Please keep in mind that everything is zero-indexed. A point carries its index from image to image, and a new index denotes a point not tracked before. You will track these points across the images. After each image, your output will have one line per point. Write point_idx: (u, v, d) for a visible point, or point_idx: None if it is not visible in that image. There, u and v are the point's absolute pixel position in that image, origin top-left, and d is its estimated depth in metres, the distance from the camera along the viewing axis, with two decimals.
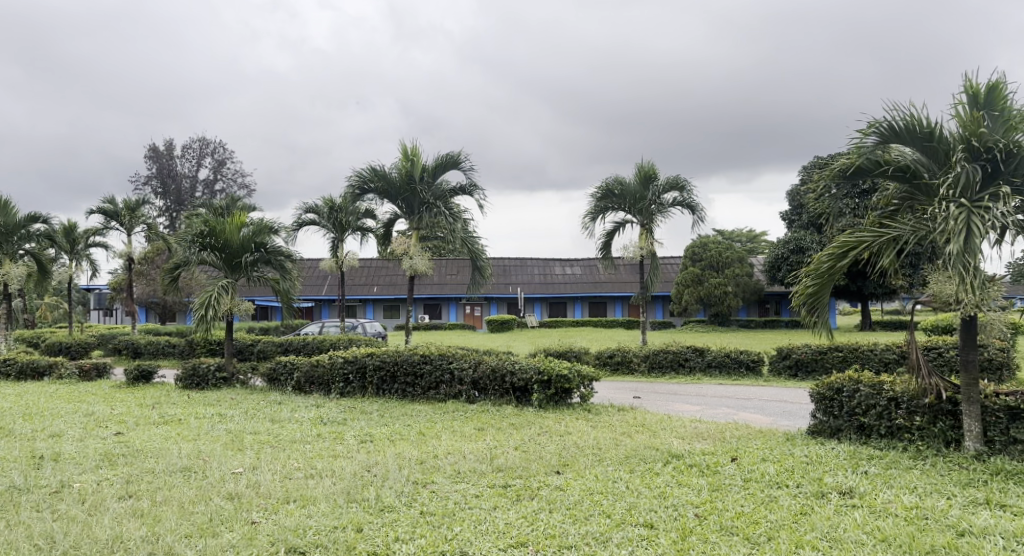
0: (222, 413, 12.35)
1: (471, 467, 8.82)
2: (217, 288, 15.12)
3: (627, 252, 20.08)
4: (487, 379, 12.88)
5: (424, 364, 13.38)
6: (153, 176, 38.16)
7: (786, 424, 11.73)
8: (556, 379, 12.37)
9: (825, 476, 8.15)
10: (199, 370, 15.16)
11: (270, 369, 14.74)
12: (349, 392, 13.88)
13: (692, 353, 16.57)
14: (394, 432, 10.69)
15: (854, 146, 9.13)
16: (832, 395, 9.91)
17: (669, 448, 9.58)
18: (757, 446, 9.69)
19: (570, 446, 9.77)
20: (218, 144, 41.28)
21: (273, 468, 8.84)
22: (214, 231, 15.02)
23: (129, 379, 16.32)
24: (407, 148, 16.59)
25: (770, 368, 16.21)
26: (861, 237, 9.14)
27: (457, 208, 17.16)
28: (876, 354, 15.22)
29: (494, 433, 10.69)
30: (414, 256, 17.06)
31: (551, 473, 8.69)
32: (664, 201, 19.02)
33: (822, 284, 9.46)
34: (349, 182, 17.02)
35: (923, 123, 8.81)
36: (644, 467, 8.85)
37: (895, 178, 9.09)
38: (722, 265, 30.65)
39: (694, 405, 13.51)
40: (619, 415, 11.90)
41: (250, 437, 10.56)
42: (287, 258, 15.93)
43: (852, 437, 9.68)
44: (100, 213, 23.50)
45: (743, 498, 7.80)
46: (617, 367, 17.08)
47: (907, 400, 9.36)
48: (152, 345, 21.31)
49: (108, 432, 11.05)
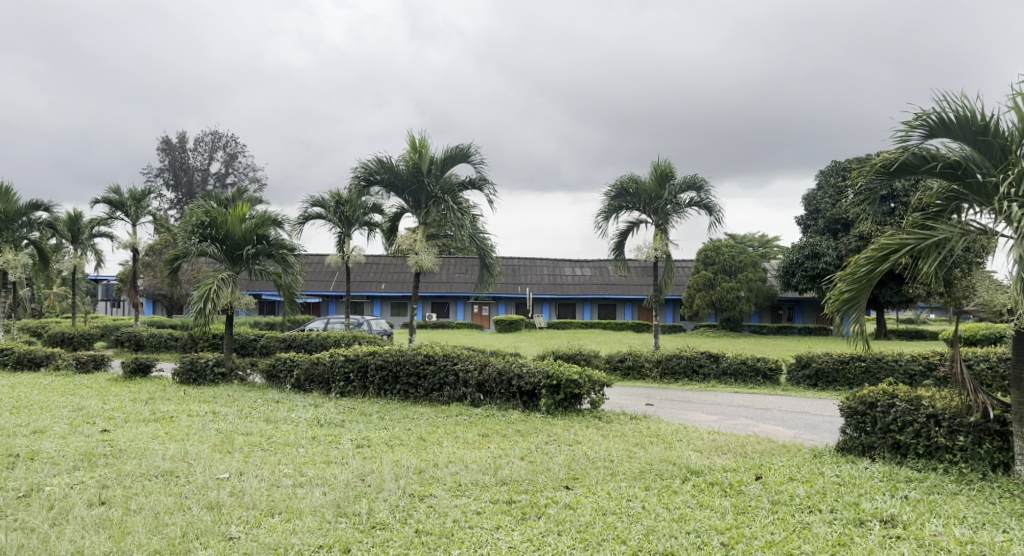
0: (216, 412, 11.69)
1: (472, 479, 8.13)
2: (216, 281, 14.46)
3: (641, 253, 19.39)
4: (493, 382, 12.20)
5: (428, 365, 12.73)
6: (165, 168, 37.65)
7: (811, 439, 10.99)
8: (565, 384, 11.68)
9: (862, 501, 7.46)
10: (196, 365, 14.51)
11: (269, 366, 14.09)
12: (350, 392, 13.20)
13: (707, 359, 15.82)
14: (394, 437, 10.02)
15: (898, 140, 8.48)
16: (864, 410, 9.21)
17: (688, 463, 8.87)
18: (783, 464, 8.97)
19: (581, 456, 9.09)
20: (231, 137, 40.74)
21: (261, 473, 8.19)
22: (215, 221, 14.36)
23: (126, 372, 15.67)
24: (415, 139, 15.92)
25: (788, 377, 15.45)
26: (904, 240, 8.46)
27: (467, 202, 16.46)
28: (901, 365, 14.41)
29: (499, 440, 10.00)
30: (420, 252, 16.41)
31: (560, 489, 7.97)
32: (681, 201, 18.27)
33: (859, 290, 8.73)
34: (354, 172, 16.33)
35: (977, 115, 8.16)
36: (660, 486, 8.12)
37: (944, 175, 8.41)
38: (735, 269, 29.91)
39: (710, 415, 12.79)
40: (631, 424, 11.19)
41: (240, 438, 9.89)
42: (290, 251, 15.30)
43: (886, 456, 8.99)
44: (104, 202, 22.87)
45: (773, 524, 7.09)
46: (628, 372, 16.37)
47: (948, 418, 8.67)
48: (153, 338, 20.69)
49: (94, 429, 10.39)
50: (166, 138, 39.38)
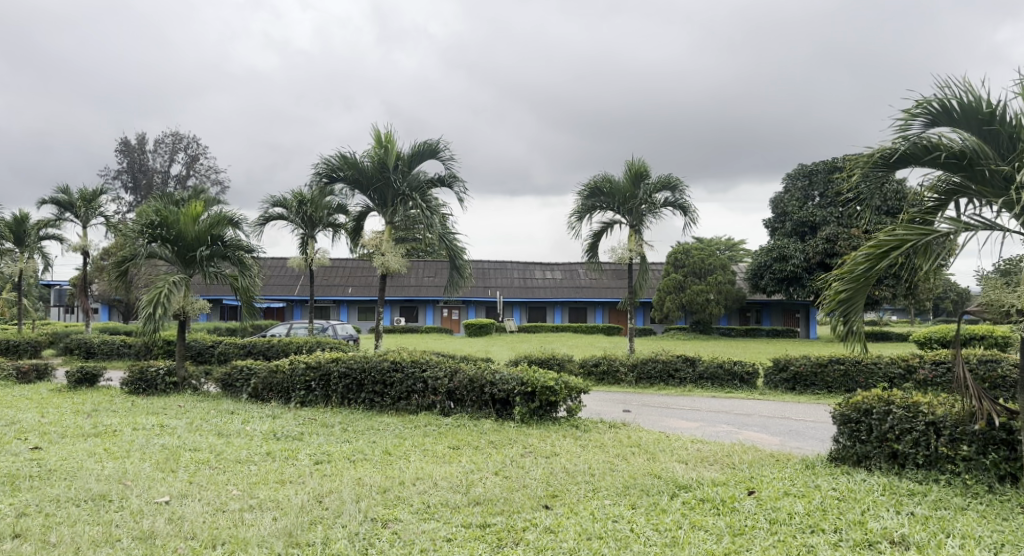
0: (165, 425, 10.82)
1: (443, 499, 7.42)
2: (167, 285, 13.56)
3: (614, 254, 18.77)
4: (464, 390, 11.47)
5: (395, 372, 11.97)
6: (123, 170, 36.43)
7: (799, 447, 10.39)
8: (540, 391, 11.00)
9: (867, 519, 6.99)
10: (146, 374, 13.58)
11: (223, 375, 13.19)
12: (312, 402, 12.38)
13: (683, 363, 15.23)
14: (356, 451, 9.26)
15: (897, 129, 7.98)
16: (859, 417, 8.60)
17: (674, 476, 8.19)
18: (775, 476, 8.32)
19: (559, 470, 8.39)
20: (192, 138, 39.59)
21: (206, 496, 7.40)
22: (166, 221, 13.47)
23: (72, 382, 14.71)
24: (380, 134, 15.14)
25: (766, 381, 14.84)
26: (904, 236, 7.92)
27: (435, 201, 15.71)
28: (881, 368, 13.89)
29: (471, 453, 9.27)
30: (386, 253, 15.63)
31: (539, 509, 7.29)
32: (656, 200, 17.65)
33: (856, 290, 8.15)
34: (316, 169, 15.51)
35: (983, 101, 7.69)
36: (647, 503, 7.46)
37: (947, 166, 7.88)
38: (705, 272, 29.36)
39: (690, 421, 12.15)
40: (610, 433, 10.52)
41: (187, 455, 9.05)
42: (247, 252, 14.40)
43: (882, 466, 8.39)
44: (53, 203, 21.75)
45: (774, 548, 6.67)
46: (602, 377, 15.70)
47: (951, 426, 8.08)
48: (105, 345, 19.66)
49: (25, 447, 9.47)
50: (123, 139, 38.17)
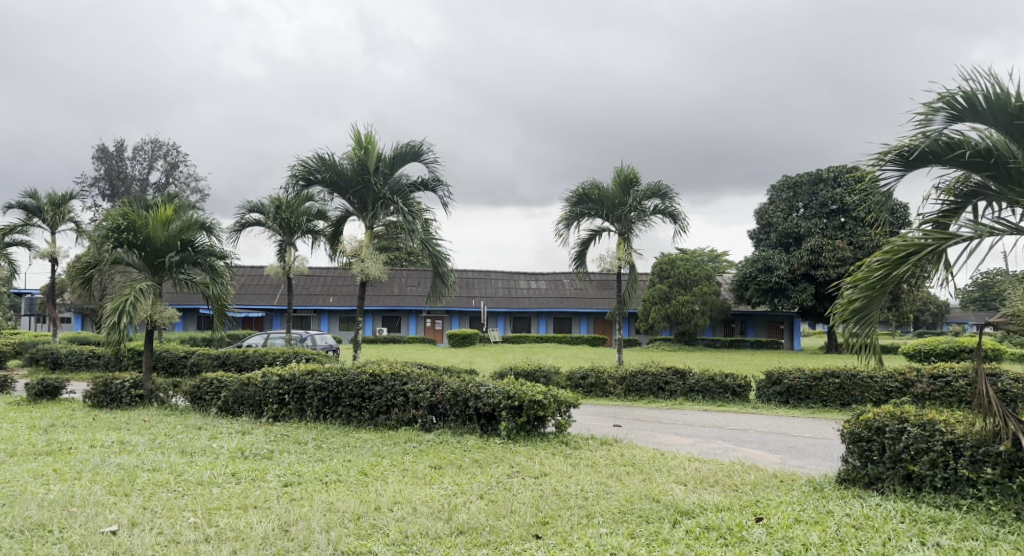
0: (125, 441, 10.06)
1: (423, 528, 6.74)
2: (134, 292, 12.72)
3: (603, 263, 18.13)
4: (446, 404, 10.78)
5: (374, 386, 11.26)
6: (101, 177, 35.51)
7: (802, 466, 9.76)
8: (527, 405, 10.32)
9: (891, 552, 6.50)
10: (110, 387, 12.78)
11: (193, 387, 12.41)
12: (285, 416, 11.62)
13: (674, 376, 14.56)
14: (329, 471, 8.54)
15: (917, 125, 7.45)
16: (870, 435, 7.98)
17: (674, 500, 7.52)
18: (782, 500, 7.66)
19: (548, 493, 7.72)
20: (171, 146, 38.72)
21: (161, 524, 6.69)
22: (133, 225, 12.69)
23: (32, 395, 13.87)
24: (361, 135, 14.46)
25: (758, 394, 14.18)
26: (923, 241, 7.31)
27: (418, 205, 15.02)
28: (876, 382, 13.25)
29: (453, 473, 8.58)
30: (366, 260, 14.92)
31: (529, 539, 6.64)
32: (645, 207, 16.99)
33: (871, 297, 7.53)
34: (292, 171, 14.78)
35: (1011, 95, 7.18)
36: (647, 532, 6.82)
37: (971, 164, 7.34)
38: (690, 282, 28.76)
39: (684, 437, 11.48)
40: (602, 450, 9.86)
41: (144, 475, 8.30)
42: (220, 259, 13.59)
43: (897, 489, 7.77)
44: (20, 208, 20.89)
45: None
46: (590, 390, 15.01)
47: (971, 447, 7.45)
48: (72, 355, 18.81)
49: None
50: (101, 147, 37.21)
